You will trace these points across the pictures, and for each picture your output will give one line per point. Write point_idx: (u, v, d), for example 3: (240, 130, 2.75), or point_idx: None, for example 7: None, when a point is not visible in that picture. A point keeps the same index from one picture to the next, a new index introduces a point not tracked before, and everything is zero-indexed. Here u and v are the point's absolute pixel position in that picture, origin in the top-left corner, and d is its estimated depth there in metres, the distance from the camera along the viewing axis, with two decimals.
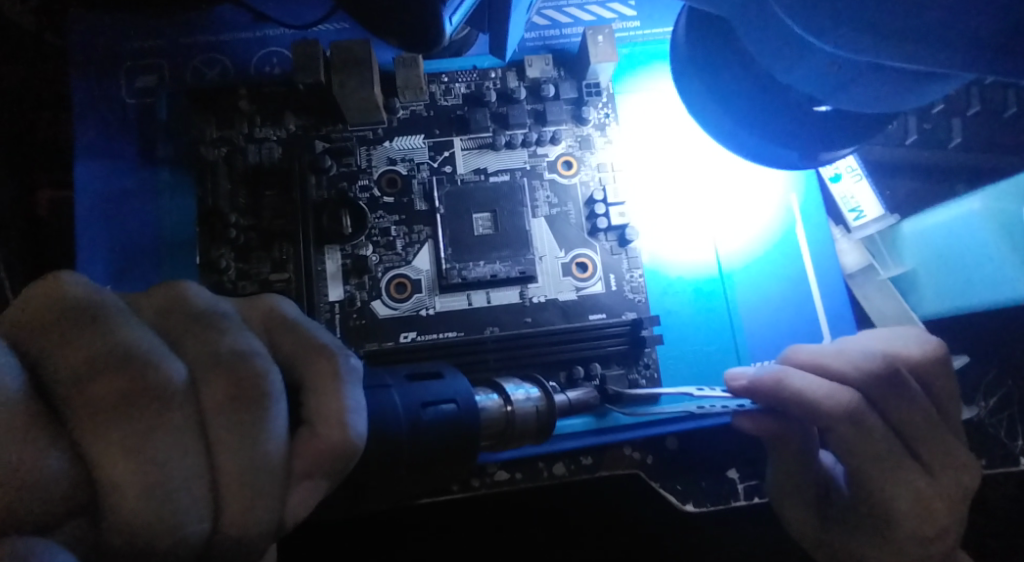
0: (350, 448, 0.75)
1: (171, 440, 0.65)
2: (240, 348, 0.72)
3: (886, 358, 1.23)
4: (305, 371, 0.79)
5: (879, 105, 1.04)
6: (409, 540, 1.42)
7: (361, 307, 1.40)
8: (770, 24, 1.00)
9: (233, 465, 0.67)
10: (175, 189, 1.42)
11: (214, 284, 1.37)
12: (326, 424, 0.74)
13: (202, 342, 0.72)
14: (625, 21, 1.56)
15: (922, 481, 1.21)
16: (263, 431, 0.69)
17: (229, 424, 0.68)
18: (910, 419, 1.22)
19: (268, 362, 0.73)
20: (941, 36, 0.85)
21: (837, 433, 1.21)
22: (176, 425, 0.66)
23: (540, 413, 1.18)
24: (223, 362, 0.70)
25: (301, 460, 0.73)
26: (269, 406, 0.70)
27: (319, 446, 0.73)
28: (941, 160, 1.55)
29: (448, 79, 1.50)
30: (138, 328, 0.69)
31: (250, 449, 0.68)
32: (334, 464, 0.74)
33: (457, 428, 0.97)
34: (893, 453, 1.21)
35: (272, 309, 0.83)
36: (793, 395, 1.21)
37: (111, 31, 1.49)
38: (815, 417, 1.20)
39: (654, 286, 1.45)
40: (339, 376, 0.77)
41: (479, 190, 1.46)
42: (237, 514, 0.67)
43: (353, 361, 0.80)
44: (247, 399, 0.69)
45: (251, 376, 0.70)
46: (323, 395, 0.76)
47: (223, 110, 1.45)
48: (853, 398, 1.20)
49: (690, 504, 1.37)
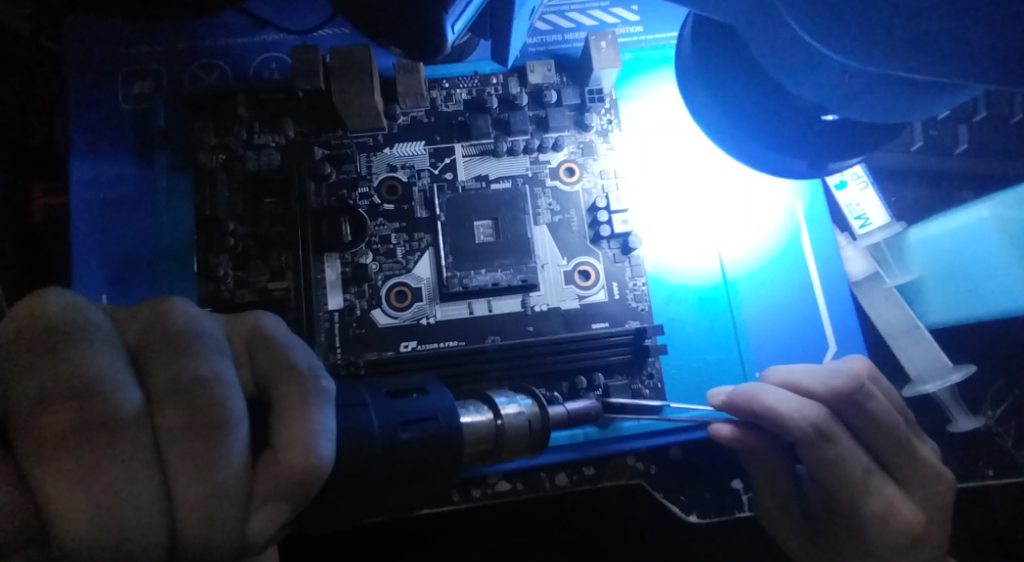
0: (316, 472, 0.72)
1: (125, 469, 0.64)
2: (204, 375, 0.70)
3: (851, 375, 1.24)
4: (275, 394, 0.77)
5: (887, 115, 1.03)
6: (407, 549, 1.40)
7: (361, 316, 1.38)
8: (780, 35, 0.97)
9: (188, 492, 0.65)
10: (172, 196, 1.41)
11: (211, 294, 1.35)
12: (290, 449, 0.72)
13: (168, 366, 0.70)
14: (628, 26, 1.54)
15: (897, 495, 1.24)
16: (219, 459, 0.67)
17: (184, 453, 0.66)
18: (877, 436, 1.25)
19: (232, 390, 0.71)
20: (954, 49, 0.83)
21: (801, 445, 1.22)
22: (129, 454, 0.64)
23: (532, 426, 1.16)
24: (182, 390, 0.68)
25: (262, 484, 0.70)
26: (227, 434, 0.68)
27: (282, 470, 0.71)
28: (948, 166, 1.53)
29: (449, 85, 1.48)
30: (104, 354, 0.68)
31: (207, 476, 0.66)
32: (296, 489, 0.72)
33: (440, 443, 0.94)
34: (864, 470, 1.23)
35: (255, 325, 0.83)
36: (765, 411, 1.23)
37: (108, 35, 1.47)
38: (783, 431, 1.22)
39: (658, 294, 1.44)
40: (307, 400, 0.76)
41: (480, 198, 1.44)
42: (195, 532, 0.65)
43: (325, 383, 0.78)
44: (203, 429, 0.67)
45: (210, 404, 0.68)
46: (290, 418, 0.74)
47: (220, 116, 1.43)
48: (819, 412, 1.22)
49: (694, 515, 1.35)
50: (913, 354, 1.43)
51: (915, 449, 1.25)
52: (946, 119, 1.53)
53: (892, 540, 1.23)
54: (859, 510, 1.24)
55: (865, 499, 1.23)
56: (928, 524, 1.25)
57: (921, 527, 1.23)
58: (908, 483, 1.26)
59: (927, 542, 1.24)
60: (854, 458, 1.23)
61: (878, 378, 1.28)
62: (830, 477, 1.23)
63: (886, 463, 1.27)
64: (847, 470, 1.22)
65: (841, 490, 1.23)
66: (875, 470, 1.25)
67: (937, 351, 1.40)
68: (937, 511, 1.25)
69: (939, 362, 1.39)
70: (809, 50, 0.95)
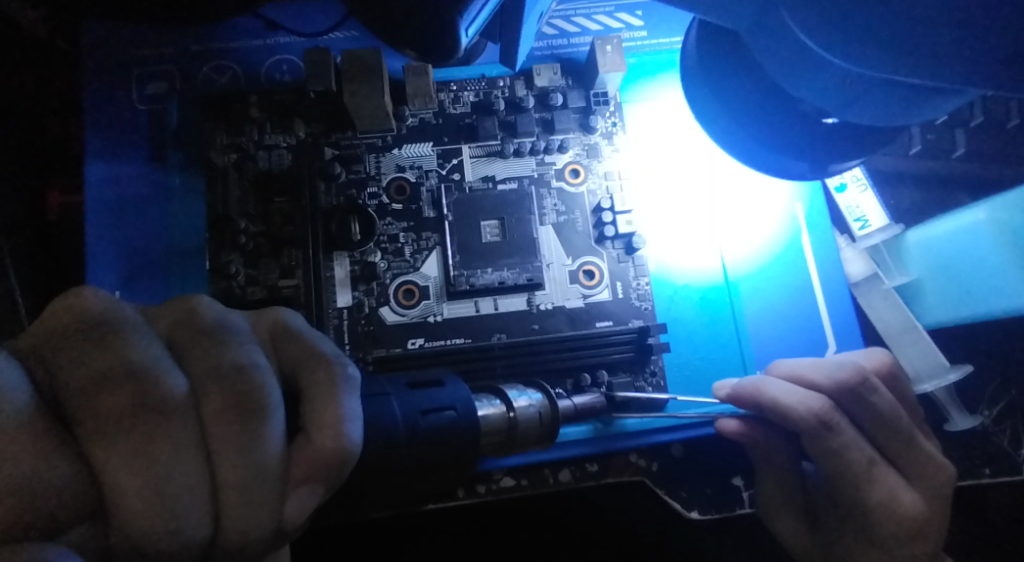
0: (347, 455, 0.74)
1: (173, 448, 0.66)
2: (241, 361, 0.72)
3: (856, 368, 1.27)
4: (306, 380, 0.79)
5: (883, 119, 1.07)
6: (414, 545, 1.43)
7: (369, 313, 1.40)
8: (783, 40, 1.00)
9: (234, 473, 0.68)
10: (186, 194, 1.44)
11: (222, 291, 1.38)
12: (322, 431, 0.74)
13: (206, 355, 0.72)
14: (633, 30, 1.57)
15: (897, 484, 1.26)
16: (259, 444, 0.69)
17: (227, 435, 0.68)
18: (882, 427, 1.27)
19: (267, 375, 0.73)
20: (960, 55, 0.86)
21: (808, 437, 1.24)
22: (177, 435, 0.66)
23: (543, 419, 1.20)
24: (223, 376, 0.71)
25: (297, 467, 0.73)
26: (266, 418, 0.71)
27: (314, 451, 0.73)
28: (946, 170, 1.56)
29: (456, 88, 1.51)
30: (146, 343, 0.70)
31: (249, 458, 0.68)
32: (330, 470, 0.74)
33: (457, 433, 0.99)
34: (868, 458, 1.25)
35: (279, 319, 0.85)
36: (770, 404, 1.25)
37: (122, 37, 1.50)
38: (788, 423, 1.24)
39: (660, 294, 1.47)
40: (336, 386, 0.78)
41: (487, 199, 1.47)
42: (238, 515, 0.68)
43: (351, 370, 0.81)
44: (246, 410, 0.69)
45: (250, 389, 0.70)
46: (320, 403, 0.76)
47: (233, 116, 1.46)
48: (823, 404, 1.23)
49: (695, 512, 1.37)
50: (910, 354, 1.46)
51: (921, 443, 1.28)
52: (943, 123, 1.57)
53: (895, 529, 1.25)
54: (862, 500, 1.26)
55: (869, 489, 1.25)
56: (928, 519, 1.27)
57: (922, 519, 1.26)
58: (911, 474, 1.28)
59: (923, 535, 1.26)
60: (857, 448, 1.24)
61: (897, 376, 1.33)
62: (829, 467, 1.26)
63: (890, 457, 1.29)
64: (849, 459, 1.24)
65: (844, 483, 1.26)
66: (878, 461, 1.26)
67: (934, 351, 1.43)
68: (934, 503, 1.28)
69: (936, 361, 1.42)
70: (810, 56, 0.98)
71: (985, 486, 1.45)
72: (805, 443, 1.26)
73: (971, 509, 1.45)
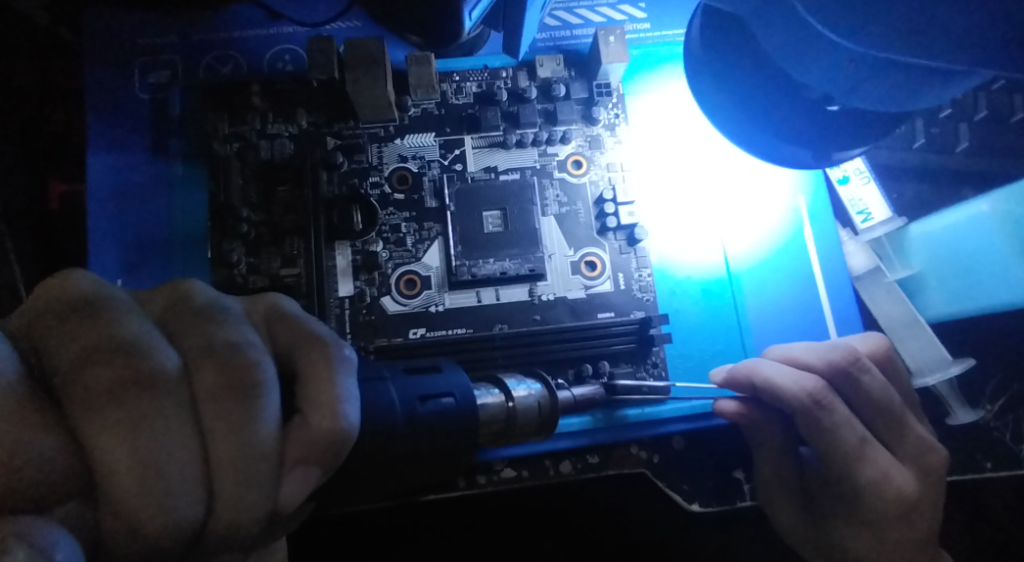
0: (344, 437, 0.74)
1: (162, 424, 0.65)
2: (235, 339, 0.72)
3: (848, 348, 1.28)
4: (301, 362, 0.78)
5: (887, 105, 1.05)
6: (415, 540, 1.42)
7: (370, 302, 1.40)
8: (788, 24, 0.99)
9: (227, 451, 0.67)
10: (186, 182, 1.43)
11: (224, 279, 1.38)
12: (319, 413, 0.74)
13: (198, 333, 0.72)
14: (635, 23, 1.57)
15: (888, 462, 1.26)
16: (254, 422, 0.69)
17: (220, 413, 0.68)
18: (875, 407, 1.28)
19: (261, 353, 0.73)
20: (965, 33, 0.85)
21: (799, 416, 1.25)
22: (167, 411, 0.65)
23: (542, 409, 1.20)
24: (216, 352, 0.70)
25: (293, 448, 0.72)
26: (260, 396, 0.70)
27: (312, 433, 0.73)
28: (950, 163, 1.56)
29: (459, 78, 1.51)
30: (137, 321, 0.69)
31: (241, 437, 0.68)
32: (324, 455, 0.73)
33: (457, 417, 1.01)
34: (863, 439, 1.25)
35: (273, 304, 0.84)
36: (764, 384, 1.26)
37: (125, 27, 1.50)
38: (780, 403, 1.25)
39: (662, 284, 1.46)
40: (333, 367, 0.77)
41: (490, 189, 1.47)
42: (229, 499, 0.67)
43: (348, 351, 0.81)
44: (239, 388, 0.69)
45: (243, 366, 0.70)
46: (316, 384, 0.76)
47: (235, 106, 1.46)
48: (815, 382, 1.24)
49: (696, 504, 1.37)
50: (912, 349, 1.45)
51: (905, 423, 1.29)
52: (946, 117, 1.56)
53: (887, 508, 1.25)
54: (854, 480, 1.26)
55: (861, 469, 1.25)
56: (925, 505, 1.27)
57: (915, 501, 1.26)
58: (902, 453, 1.29)
59: (921, 518, 1.27)
60: (848, 427, 1.24)
61: (892, 359, 1.34)
62: (827, 450, 1.25)
63: (879, 438, 1.30)
64: (842, 438, 1.24)
65: (836, 466, 1.27)
66: (871, 440, 1.26)
67: (937, 346, 1.41)
68: (931, 485, 1.28)
69: (937, 356, 1.41)
70: (817, 36, 0.96)
71: (984, 480, 1.45)
72: (798, 423, 1.27)
73: (972, 504, 1.45)
